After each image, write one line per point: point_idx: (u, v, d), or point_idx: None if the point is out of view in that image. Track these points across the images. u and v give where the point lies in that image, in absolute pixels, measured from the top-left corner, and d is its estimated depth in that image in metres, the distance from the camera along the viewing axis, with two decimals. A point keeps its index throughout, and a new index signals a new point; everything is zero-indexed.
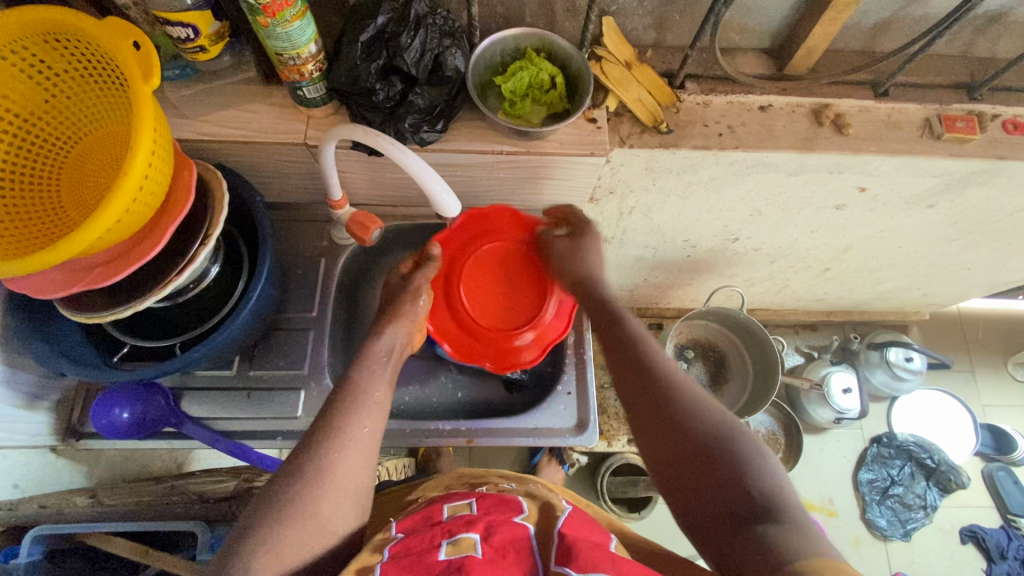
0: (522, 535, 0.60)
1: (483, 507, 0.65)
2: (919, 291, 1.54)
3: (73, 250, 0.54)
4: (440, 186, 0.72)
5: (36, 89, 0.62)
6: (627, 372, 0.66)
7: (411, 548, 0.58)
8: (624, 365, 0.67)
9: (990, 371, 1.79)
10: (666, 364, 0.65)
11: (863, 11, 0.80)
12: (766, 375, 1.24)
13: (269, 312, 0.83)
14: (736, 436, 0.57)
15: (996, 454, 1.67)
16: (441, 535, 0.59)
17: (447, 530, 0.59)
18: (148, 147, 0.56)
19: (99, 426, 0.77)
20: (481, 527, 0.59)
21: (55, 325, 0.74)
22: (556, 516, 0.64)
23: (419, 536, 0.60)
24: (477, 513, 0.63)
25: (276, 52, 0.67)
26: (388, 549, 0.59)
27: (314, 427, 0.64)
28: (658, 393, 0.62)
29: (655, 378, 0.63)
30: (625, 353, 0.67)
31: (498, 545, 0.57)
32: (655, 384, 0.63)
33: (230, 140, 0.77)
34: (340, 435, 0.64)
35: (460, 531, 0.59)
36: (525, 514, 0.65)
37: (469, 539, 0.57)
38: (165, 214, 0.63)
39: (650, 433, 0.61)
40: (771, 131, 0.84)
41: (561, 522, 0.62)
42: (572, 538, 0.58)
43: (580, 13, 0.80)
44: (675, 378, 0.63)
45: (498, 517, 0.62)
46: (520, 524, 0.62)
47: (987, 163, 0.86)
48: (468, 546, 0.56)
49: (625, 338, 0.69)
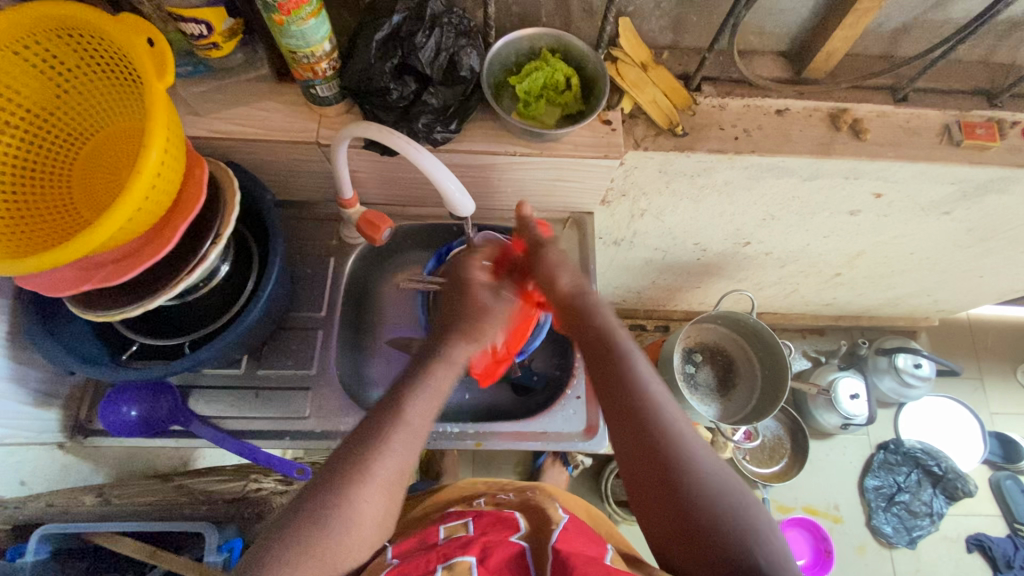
0: (517, 552, 0.60)
1: (479, 526, 0.65)
2: (930, 298, 1.52)
3: (85, 250, 0.53)
4: (454, 185, 0.69)
5: (49, 84, 0.61)
6: (631, 424, 0.61)
7: (407, 574, 0.58)
8: (628, 425, 0.61)
9: (999, 379, 1.78)
10: (671, 429, 0.60)
11: (883, 15, 0.79)
12: (775, 382, 1.23)
13: (279, 311, 0.82)
14: (743, 505, 0.56)
15: (1004, 463, 1.66)
16: (436, 560, 0.59)
17: (441, 553, 0.59)
18: (161, 144, 0.55)
19: (106, 425, 0.77)
20: (477, 549, 0.59)
21: (61, 321, 0.73)
22: (551, 528, 0.64)
23: (414, 561, 0.60)
24: (473, 534, 0.63)
25: (290, 50, 0.66)
26: (386, 574, 0.58)
27: (332, 471, 0.60)
28: (673, 458, 0.58)
29: (667, 439, 0.59)
30: (632, 403, 0.62)
31: (494, 567, 0.57)
32: (660, 439, 0.59)
33: (242, 138, 0.76)
34: (364, 482, 0.60)
35: (456, 554, 0.59)
36: (522, 531, 0.65)
37: (464, 562, 0.57)
38: (177, 212, 0.62)
39: (651, 506, 0.59)
40: (788, 136, 0.82)
41: (556, 536, 0.61)
42: (567, 553, 0.57)
43: (596, 14, 0.79)
44: (682, 443, 0.59)
45: (494, 537, 0.62)
46: (515, 542, 0.61)
47: (1006, 171, 0.85)
48: (463, 569, 0.56)
49: (628, 392, 0.62)
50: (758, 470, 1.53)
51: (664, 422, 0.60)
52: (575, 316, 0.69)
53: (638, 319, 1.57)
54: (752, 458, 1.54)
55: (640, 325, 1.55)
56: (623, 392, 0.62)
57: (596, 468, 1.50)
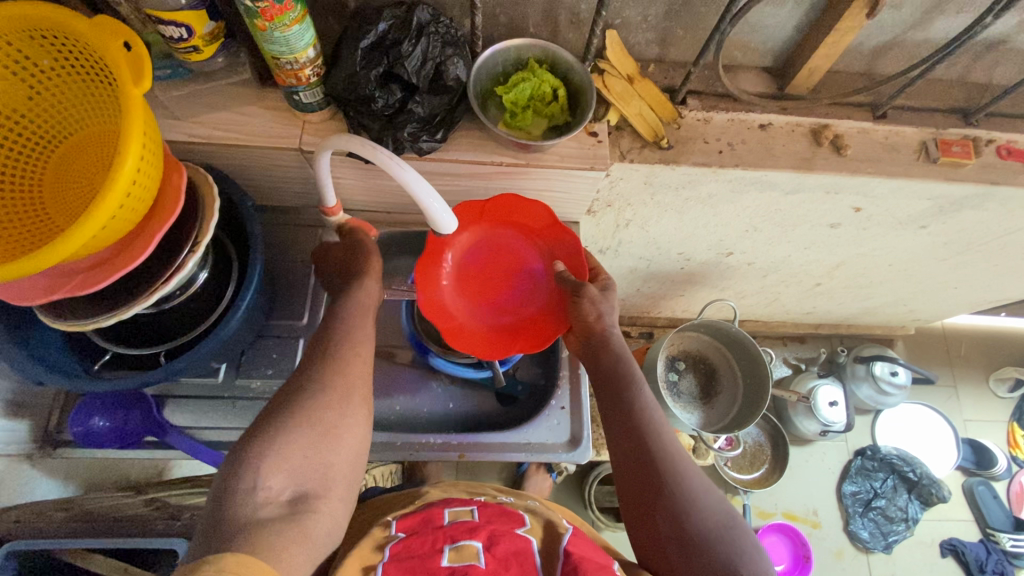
0: (522, 546, 0.65)
1: (485, 515, 0.70)
2: (906, 308, 1.55)
3: (53, 260, 0.51)
4: (436, 202, 0.65)
5: (20, 85, 0.59)
6: (630, 448, 0.68)
7: (414, 551, 0.63)
8: (628, 448, 0.68)
9: (972, 386, 1.82)
10: (671, 456, 0.66)
11: (864, 34, 0.81)
12: (756, 390, 1.25)
13: (259, 319, 0.80)
14: (732, 536, 0.63)
15: (977, 469, 1.69)
16: (443, 540, 0.64)
17: (449, 535, 0.65)
18: (136, 152, 0.54)
19: (76, 433, 0.79)
20: (484, 536, 0.65)
21: (31, 330, 0.71)
22: (560, 534, 0.70)
23: (419, 538, 0.65)
24: (478, 521, 0.69)
25: (273, 56, 0.65)
26: (389, 548, 0.65)
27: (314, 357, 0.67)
28: (668, 485, 0.64)
29: (662, 467, 0.65)
30: (631, 432, 0.68)
31: (500, 556, 0.63)
32: (657, 467, 0.66)
33: (223, 144, 0.75)
34: (347, 367, 0.67)
35: (462, 538, 0.64)
36: (526, 526, 0.71)
37: (470, 547, 0.62)
38: (152, 220, 0.60)
39: (641, 517, 0.65)
40: (770, 150, 0.83)
41: (567, 539, 0.68)
42: (578, 557, 0.63)
43: (583, 25, 0.79)
44: (679, 474, 0.65)
45: (499, 527, 0.68)
46: (522, 538, 0.67)
47: (981, 188, 0.87)
48: (471, 554, 0.61)
49: (629, 420, 0.69)
50: (739, 477, 1.56)
51: (662, 452, 0.66)
52: (592, 346, 0.75)
53: (622, 326, 1.58)
54: (733, 464, 1.57)
55: (624, 331, 1.56)
56: (626, 422, 0.69)
57: (581, 474, 1.49)
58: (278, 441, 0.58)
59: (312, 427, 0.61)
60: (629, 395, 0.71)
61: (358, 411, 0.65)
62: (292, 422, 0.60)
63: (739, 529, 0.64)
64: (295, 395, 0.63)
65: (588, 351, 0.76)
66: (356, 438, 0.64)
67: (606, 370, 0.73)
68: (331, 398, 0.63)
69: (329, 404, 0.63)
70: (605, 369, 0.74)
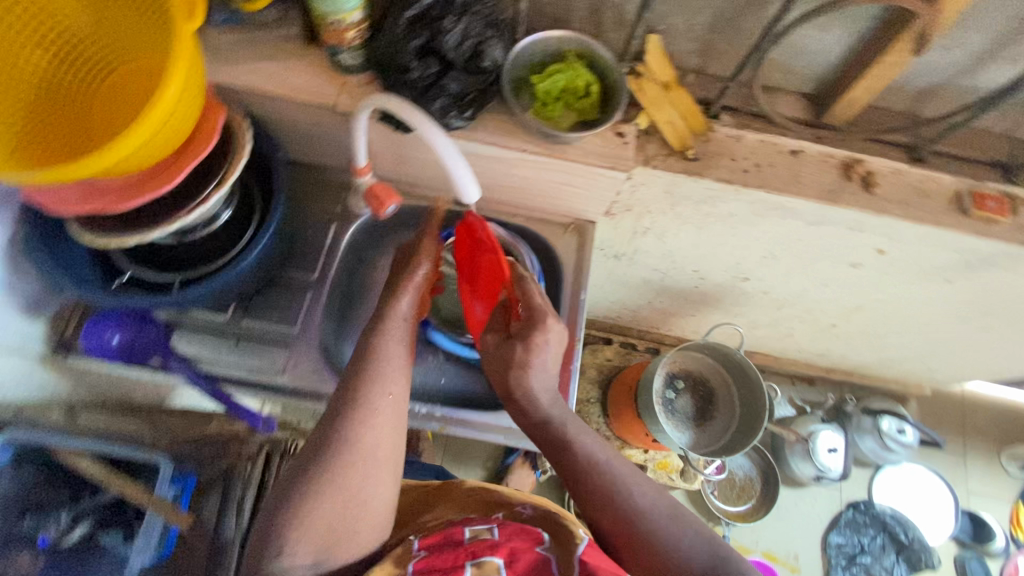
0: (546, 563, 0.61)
1: (506, 532, 0.65)
2: (924, 365, 1.50)
3: (86, 173, 0.55)
4: (462, 173, 0.73)
5: (88, 10, 0.64)
6: (594, 504, 0.68)
7: (436, 567, 0.60)
8: (594, 505, 0.68)
9: (982, 458, 1.75)
10: (633, 498, 0.67)
11: (909, 73, 0.80)
12: (750, 422, 1.23)
13: (272, 265, 0.83)
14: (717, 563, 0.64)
15: (972, 543, 1.63)
16: (465, 557, 0.60)
17: (471, 551, 0.61)
18: (179, 81, 0.57)
19: (88, 346, 0.83)
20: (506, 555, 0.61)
21: (65, 244, 0.77)
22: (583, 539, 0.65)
23: (441, 555, 0.62)
24: (499, 538, 0.64)
25: (322, 14, 0.70)
26: (411, 565, 0.62)
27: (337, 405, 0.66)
28: (641, 532, 0.65)
29: (630, 514, 0.66)
30: (586, 488, 0.69)
31: None
32: (625, 517, 0.66)
33: (262, 93, 0.78)
34: (366, 414, 0.64)
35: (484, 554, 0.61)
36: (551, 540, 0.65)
37: (493, 563, 0.59)
38: (187, 151, 0.64)
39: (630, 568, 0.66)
40: (797, 177, 0.82)
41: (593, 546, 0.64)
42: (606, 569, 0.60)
43: (626, 26, 0.80)
44: (647, 517, 0.66)
45: (523, 545, 0.63)
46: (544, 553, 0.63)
47: (1012, 249, 0.83)
48: None
49: (580, 476, 0.69)
50: (724, 508, 1.53)
51: (626, 501, 0.67)
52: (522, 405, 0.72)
53: (631, 337, 1.58)
54: (719, 494, 1.55)
55: (631, 344, 1.54)
56: (579, 477, 0.70)
57: None
58: (309, 498, 0.60)
59: (341, 488, 0.61)
60: (572, 450, 0.71)
61: (381, 472, 0.64)
62: (320, 478, 0.61)
63: (723, 550, 0.65)
64: (320, 441, 0.63)
65: (520, 411, 0.73)
66: (388, 477, 0.65)
67: (545, 428, 0.72)
68: (358, 452, 0.63)
69: (355, 458, 0.62)
70: (543, 428, 0.72)
